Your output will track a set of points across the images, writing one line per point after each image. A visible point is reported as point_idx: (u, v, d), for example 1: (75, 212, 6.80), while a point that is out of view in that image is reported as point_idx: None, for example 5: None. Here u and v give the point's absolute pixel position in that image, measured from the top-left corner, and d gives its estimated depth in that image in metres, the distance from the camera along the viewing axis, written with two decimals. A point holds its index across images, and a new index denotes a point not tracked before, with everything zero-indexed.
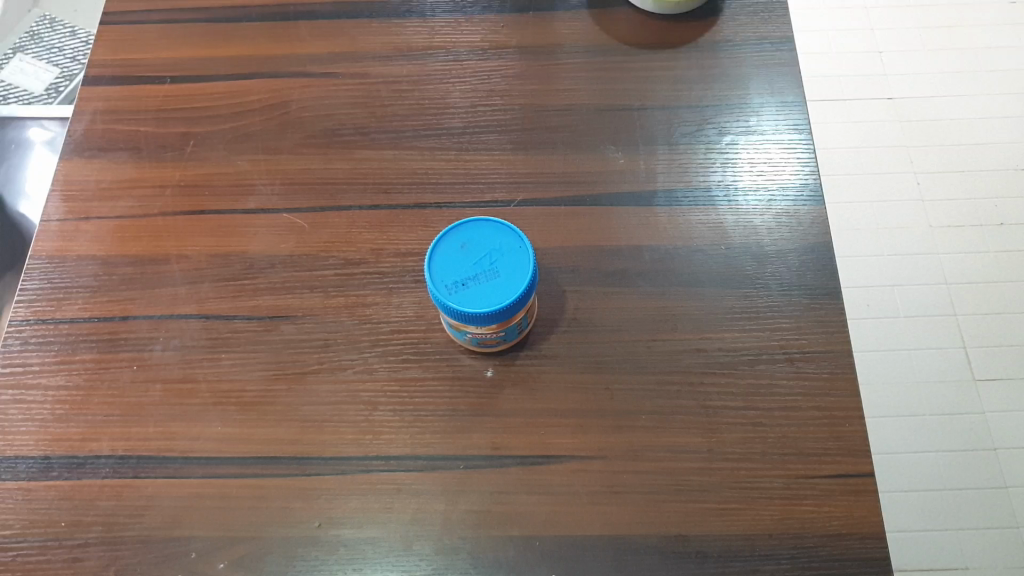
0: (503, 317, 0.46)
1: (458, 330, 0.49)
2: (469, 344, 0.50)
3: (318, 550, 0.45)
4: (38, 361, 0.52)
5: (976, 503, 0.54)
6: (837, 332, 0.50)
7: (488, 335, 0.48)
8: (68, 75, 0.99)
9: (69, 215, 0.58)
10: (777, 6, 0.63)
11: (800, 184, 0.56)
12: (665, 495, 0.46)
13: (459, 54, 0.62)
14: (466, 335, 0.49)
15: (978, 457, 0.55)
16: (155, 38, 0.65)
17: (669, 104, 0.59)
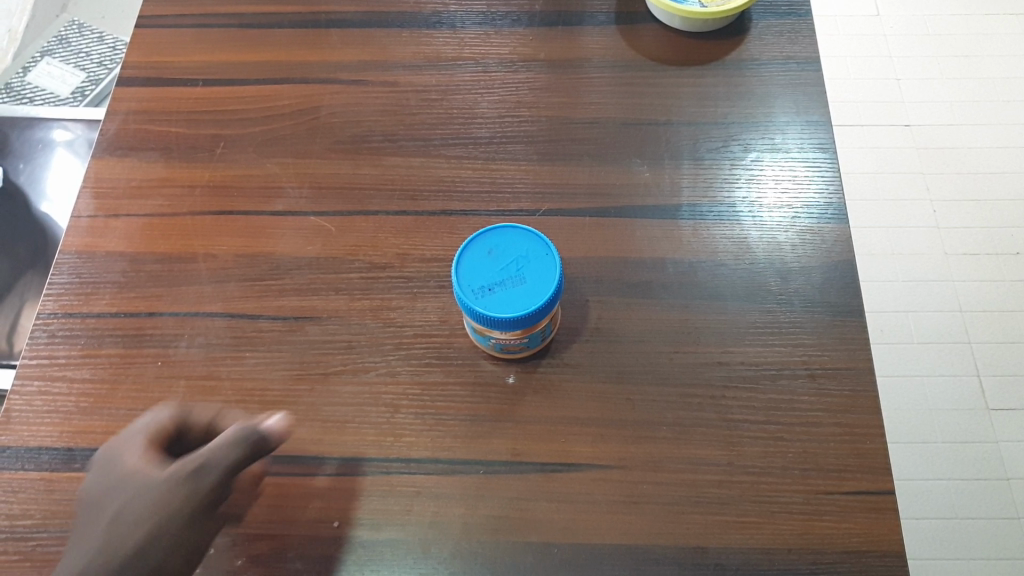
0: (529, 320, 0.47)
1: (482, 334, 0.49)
2: (492, 350, 0.51)
3: (337, 550, 0.46)
4: (64, 354, 0.53)
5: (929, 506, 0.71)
6: (859, 350, 0.50)
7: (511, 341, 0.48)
8: (95, 79, 1.01)
9: (99, 212, 0.59)
10: (804, 27, 0.64)
11: (824, 203, 0.56)
12: (685, 506, 0.46)
13: (488, 65, 0.63)
14: (489, 341, 0.49)
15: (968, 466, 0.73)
16: (189, 42, 0.66)
17: (695, 120, 0.60)
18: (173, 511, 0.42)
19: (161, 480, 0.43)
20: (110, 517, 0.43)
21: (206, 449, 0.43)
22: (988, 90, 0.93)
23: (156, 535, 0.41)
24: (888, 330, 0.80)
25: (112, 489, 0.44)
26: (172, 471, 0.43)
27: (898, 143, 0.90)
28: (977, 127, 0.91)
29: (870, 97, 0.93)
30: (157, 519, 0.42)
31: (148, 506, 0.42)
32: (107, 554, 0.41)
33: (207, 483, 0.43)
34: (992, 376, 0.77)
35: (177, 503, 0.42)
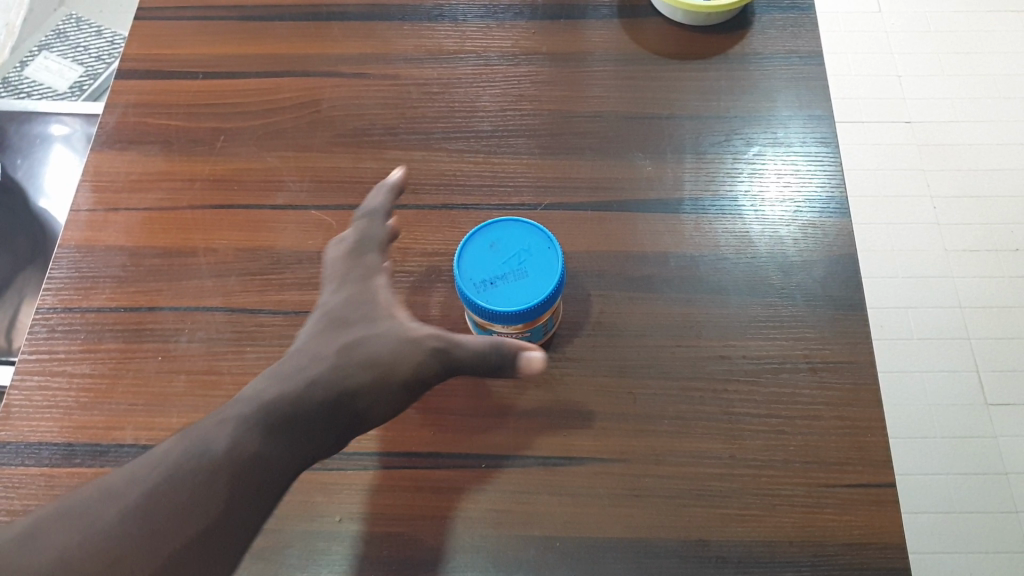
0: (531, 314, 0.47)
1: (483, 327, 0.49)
2: None
3: (339, 545, 0.46)
4: (64, 349, 0.53)
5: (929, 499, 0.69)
6: (861, 343, 0.50)
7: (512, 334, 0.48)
8: (93, 73, 1.00)
9: (99, 206, 0.58)
10: (806, 21, 0.64)
11: (826, 196, 0.56)
12: (686, 500, 0.46)
13: (490, 59, 0.62)
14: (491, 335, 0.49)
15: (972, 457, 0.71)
16: (188, 35, 0.65)
17: (697, 113, 0.60)
18: (398, 369, 0.43)
19: (404, 338, 0.44)
20: (338, 346, 0.43)
21: (446, 338, 0.44)
22: (989, 87, 0.92)
23: (378, 382, 0.42)
24: (890, 325, 0.77)
25: (348, 325, 0.44)
26: (407, 336, 0.44)
27: (899, 139, 0.88)
28: (977, 124, 0.90)
29: (871, 93, 0.92)
30: (381, 371, 0.43)
31: (382, 355, 0.43)
32: (330, 378, 0.41)
33: (435, 361, 0.43)
34: (991, 371, 0.76)
35: (398, 364, 0.43)
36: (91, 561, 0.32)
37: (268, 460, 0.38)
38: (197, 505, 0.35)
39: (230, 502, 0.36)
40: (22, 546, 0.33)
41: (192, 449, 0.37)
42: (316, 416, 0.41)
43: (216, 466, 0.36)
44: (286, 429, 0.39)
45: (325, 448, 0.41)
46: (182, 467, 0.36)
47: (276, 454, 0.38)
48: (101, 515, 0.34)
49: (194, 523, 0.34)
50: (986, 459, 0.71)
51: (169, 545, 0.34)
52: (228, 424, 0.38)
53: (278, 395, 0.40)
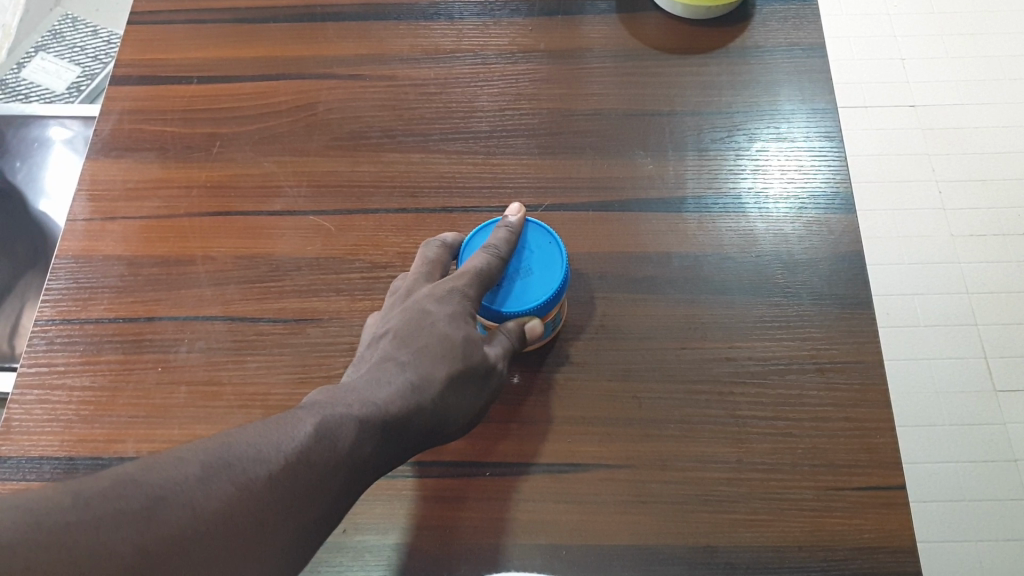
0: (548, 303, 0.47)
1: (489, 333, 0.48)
2: None
3: (344, 556, 0.45)
4: (63, 361, 0.52)
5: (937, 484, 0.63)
6: (869, 342, 0.50)
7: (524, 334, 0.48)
8: (90, 74, 1.00)
9: (96, 215, 0.58)
10: (809, 12, 0.63)
11: (831, 192, 0.55)
12: (693, 505, 0.46)
13: (487, 57, 0.62)
14: None
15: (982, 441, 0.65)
16: (182, 39, 0.65)
17: (698, 109, 0.59)
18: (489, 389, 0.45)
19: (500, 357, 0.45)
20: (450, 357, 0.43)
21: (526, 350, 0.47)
22: (995, 68, 0.84)
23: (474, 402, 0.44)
24: (896, 312, 0.71)
25: (454, 335, 0.43)
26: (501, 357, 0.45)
27: (904, 124, 0.81)
28: (985, 107, 0.82)
29: (873, 77, 0.85)
30: (478, 392, 0.44)
31: (482, 378, 0.44)
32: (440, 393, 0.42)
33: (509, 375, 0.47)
34: (1000, 358, 0.69)
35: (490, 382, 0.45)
36: (245, 520, 0.32)
37: (381, 461, 0.39)
38: (328, 492, 0.36)
39: (344, 497, 0.37)
40: (191, 483, 0.32)
41: (330, 431, 0.37)
42: (424, 426, 0.42)
43: (348, 457, 0.37)
44: (400, 434, 0.40)
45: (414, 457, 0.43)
46: (321, 450, 0.36)
47: (384, 458, 0.40)
48: (258, 472, 0.33)
49: (320, 507, 0.35)
50: (998, 443, 0.65)
51: (305, 522, 0.34)
52: (360, 416, 0.38)
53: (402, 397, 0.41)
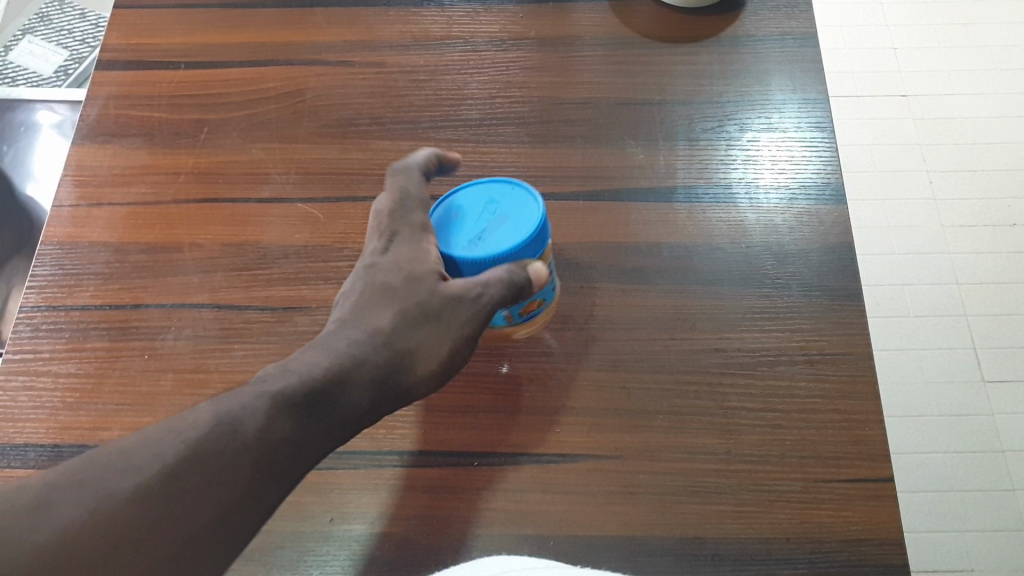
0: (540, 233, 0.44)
1: (508, 314, 0.47)
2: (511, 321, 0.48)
3: (330, 545, 0.45)
4: (49, 348, 0.52)
5: (927, 475, 0.61)
6: (857, 334, 0.50)
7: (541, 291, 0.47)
8: (78, 57, 0.98)
9: (82, 201, 0.57)
10: (800, 2, 0.62)
11: (821, 182, 0.55)
12: (681, 496, 0.46)
13: (477, 44, 0.61)
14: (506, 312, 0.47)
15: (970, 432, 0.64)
16: (169, 23, 0.64)
17: (689, 99, 0.58)
18: (450, 341, 0.43)
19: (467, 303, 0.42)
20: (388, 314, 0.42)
21: (512, 299, 0.43)
22: (986, 59, 0.84)
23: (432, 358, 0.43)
24: (886, 301, 0.69)
25: (396, 285, 0.43)
26: (463, 305, 0.42)
27: (897, 114, 0.81)
28: (977, 98, 0.82)
29: (865, 66, 0.84)
30: (435, 346, 0.43)
31: (434, 329, 0.43)
32: (383, 352, 0.41)
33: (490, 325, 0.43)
34: (988, 348, 0.68)
35: (453, 332, 0.43)
36: (99, 539, 0.31)
37: (308, 442, 0.38)
38: (230, 480, 0.34)
39: (259, 481, 0.35)
40: (29, 514, 0.31)
41: (230, 419, 0.36)
42: (363, 395, 0.40)
43: (252, 442, 0.35)
44: (328, 409, 0.39)
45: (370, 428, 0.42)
46: (215, 441, 0.35)
47: (314, 430, 0.38)
48: (121, 486, 0.33)
49: (222, 499, 0.34)
50: (988, 433, 0.64)
51: (197, 523, 0.33)
52: (268, 401, 0.37)
53: (324, 372, 0.39)
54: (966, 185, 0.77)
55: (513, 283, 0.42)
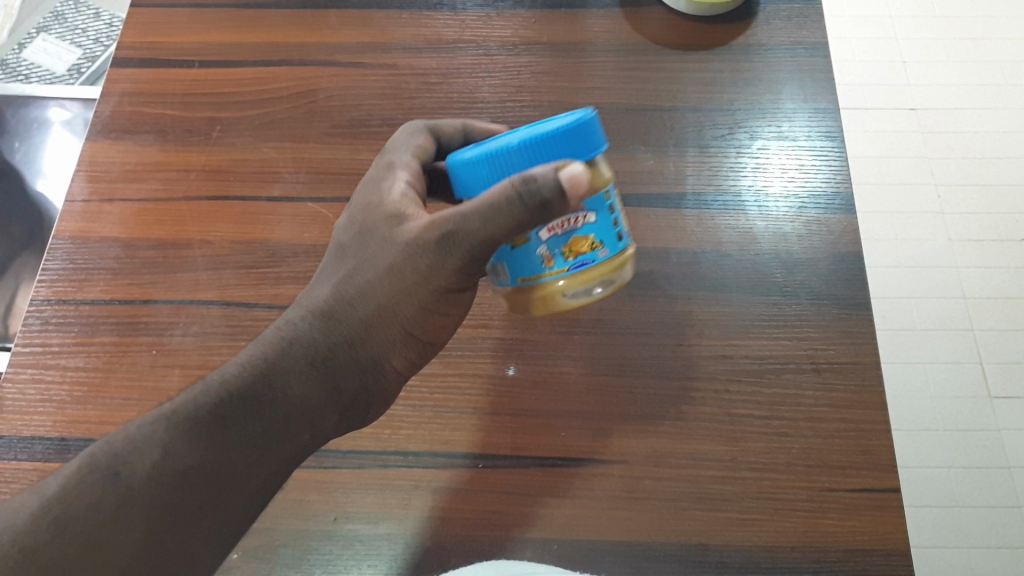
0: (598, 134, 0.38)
1: (548, 253, 0.38)
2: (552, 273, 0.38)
3: (334, 544, 0.45)
4: (58, 342, 0.52)
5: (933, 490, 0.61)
6: (865, 344, 0.50)
7: (589, 221, 0.38)
8: (91, 56, 0.98)
9: (94, 196, 0.58)
10: (812, 12, 0.62)
11: (831, 192, 0.55)
12: (686, 503, 0.46)
13: (490, 48, 0.61)
14: (540, 253, 0.38)
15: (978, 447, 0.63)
16: (184, 22, 0.64)
17: (700, 106, 0.58)
18: (412, 300, 0.42)
19: (428, 251, 0.40)
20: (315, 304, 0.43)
21: (518, 221, 0.36)
22: (997, 73, 0.84)
23: (377, 336, 0.43)
24: (893, 313, 0.69)
25: (336, 269, 0.44)
26: (416, 258, 0.41)
27: (908, 126, 0.81)
28: (987, 111, 0.82)
29: (875, 79, 0.84)
30: (388, 316, 0.42)
31: (385, 294, 0.42)
32: (304, 347, 0.42)
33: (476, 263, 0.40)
34: (995, 364, 0.67)
35: (420, 283, 0.41)
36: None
37: (224, 453, 0.38)
38: (134, 511, 0.36)
39: (173, 500, 0.37)
40: None
41: (120, 459, 0.37)
42: (285, 391, 0.41)
43: (149, 472, 0.37)
44: (244, 415, 0.40)
45: (315, 429, 0.42)
46: (107, 482, 0.36)
47: (231, 438, 0.39)
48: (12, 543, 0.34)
49: (134, 528, 0.35)
50: (994, 448, 0.63)
51: (107, 557, 0.35)
52: (166, 427, 0.38)
53: (232, 382, 0.40)
54: (974, 198, 0.76)
55: (522, 198, 0.35)
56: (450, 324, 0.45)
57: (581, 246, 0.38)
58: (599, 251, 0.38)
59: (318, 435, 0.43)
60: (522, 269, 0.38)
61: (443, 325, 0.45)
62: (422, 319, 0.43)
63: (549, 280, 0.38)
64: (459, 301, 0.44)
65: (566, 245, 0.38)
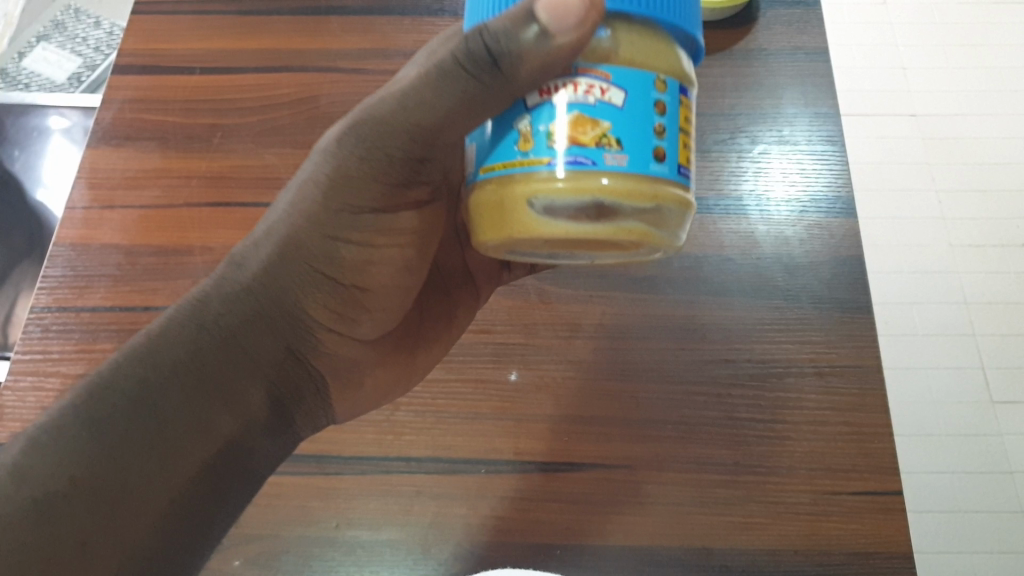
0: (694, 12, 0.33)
1: (528, 129, 0.31)
2: (525, 146, 0.31)
3: (336, 550, 0.45)
4: (58, 349, 0.52)
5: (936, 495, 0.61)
6: (867, 348, 0.50)
7: (607, 103, 0.30)
8: (91, 64, 0.98)
9: (95, 203, 0.58)
10: (813, 17, 0.63)
11: (832, 196, 0.55)
12: (690, 507, 0.45)
13: None
14: (522, 125, 0.31)
15: (980, 451, 0.63)
16: (186, 29, 0.64)
17: (701, 111, 0.58)
18: (317, 227, 0.38)
19: (330, 161, 0.37)
20: (214, 275, 0.39)
21: (464, 91, 0.32)
22: (996, 79, 0.84)
23: (291, 283, 0.39)
24: (894, 318, 0.69)
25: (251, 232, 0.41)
26: (315, 173, 0.37)
27: (908, 131, 0.81)
28: (986, 116, 0.82)
29: (874, 85, 0.83)
30: (297, 255, 0.38)
31: (285, 226, 0.38)
32: (193, 320, 0.38)
33: (399, 162, 0.36)
34: (996, 369, 0.67)
35: (323, 203, 0.37)
36: None
37: (111, 459, 0.34)
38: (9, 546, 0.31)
39: (56, 521, 0.32)
40: None
41: None
42: (175, 370, 0.36)
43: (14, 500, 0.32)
44: (129, 412, 0.35)
45: (232, 408, 0.37)
46: None
47: (119, 433, 0.34)
48: None
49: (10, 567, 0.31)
50: (997, 453, 0.63)
51: None
52: (32, 447, 0.34)
53: (109, 379, 0.36)
54: (973, 204, 0.76)
55: (465, 57, 0.31)
56: (378, 260, 0.40)
57: (576, 132, 0.30)
58: (608, 153, 0.30)
59: (240, 416, 0.37)
60: (494, 148, 0.32)
61: (370, 263, 0.40)
62: (335, 251, 0.38)
63: (518, 169, 0.31)
64: (383, 226, 0.39)
65: (552, 125, 0.30)
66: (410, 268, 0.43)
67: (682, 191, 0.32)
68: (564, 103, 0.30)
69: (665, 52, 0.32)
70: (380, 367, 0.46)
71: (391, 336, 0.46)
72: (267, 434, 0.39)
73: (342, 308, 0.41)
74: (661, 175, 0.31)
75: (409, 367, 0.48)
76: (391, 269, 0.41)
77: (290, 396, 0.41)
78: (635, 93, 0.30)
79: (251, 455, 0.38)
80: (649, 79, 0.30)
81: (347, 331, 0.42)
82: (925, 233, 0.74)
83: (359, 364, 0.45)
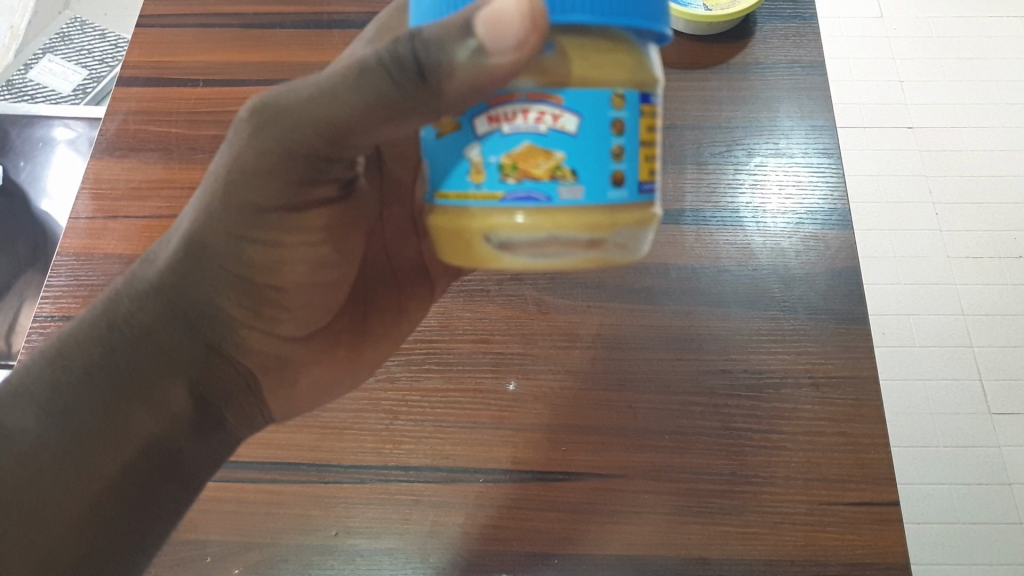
0: (658, 8, 0.32)
1: (479, 160, 0.30)
2: (480, 178, 0.30)
3: (336, 559, 0.46)
4: None
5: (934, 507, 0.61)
6: (863, 359, 0.50)
7: (559, 131, 0.29)
8: (97, 76, 0.98)
9: (98, 213, 0.58)
10: (809, 30, 0.63)
11: (828, 208, 0.56)
12: (688, 516, 0.46)
13: None
14: (474, 154, 0.30)
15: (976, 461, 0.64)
16: (189, 43, 0.65)
17: (698, 123, 0.59)
18: (221, 226, 0.38)
19: (229, 159, 0.36)
20: (128, 275, 0.42)
21: (374, 90, 0.31)
22: (991, 92, 0.85)
23: (198, 283, 0.40)
24: (891, 330, 0.69)
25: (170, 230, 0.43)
26: (219, 168, 0.37)
27: (904, 144, 0.81)
28: (980, 129, 0.83)
29: (873, 98, 0.84)
30: (203, 256, 0.39)
31: (190, 225, 0.39)
32: (106, 323, 0.40)
33: (302, 158, 0.35)
34: (994, 380, 0.68)
35: (225, 201, 0.37)
36: None
37: (28, 465, 0.37)
38: None
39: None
40: None
41: None
42: (90, 373, 0.39)
43: None
44: (45, 416, 0.38)
45: (152, 408, 0.39)
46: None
47: (37, 436, 0.37)
48: None
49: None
50: (993, 463, 0.64)
51: None
52: None
53: (29, 382, 0.39)
54: (968, 213, 0.77)
55: (388, 59, 0.30)
56: (290, 259, 0.40)
57: (530, 165, 0.29)
58: (564, 185, 0.29)
59: (162, 416, 0.40)
60: (444, 173, 0.31)
61: (279, 262, 0.40)
62: (242, 251, 0.39)
63: (473, 202, 0.30)
64: (290, 225, 0.39)
65: (504, 157, 0.30)
66: (326, 265, 0.43)
67: (643, 211, 0.32)
68: (516, 134, 0.29)
69: (623, 62, 0.30)
70: (316, 366, 0.47)
71: (322, 334, 0.46)
72: (195, 434, 0.42)
73: (259, 307, 0.42)
74: (619, 200, 0.30)
75: (352, 360, 0.48)
76: (305, 266, 0.42)
77: (217, 394, 0.43)
78: (588, 120, 0.29)
79: (177, 454, 0.41)
80: (602, 102, 0.29)
81: (270, 330, 0.43)
82: (922, 243, 0.74)
83: (291, 361, 0.45)
